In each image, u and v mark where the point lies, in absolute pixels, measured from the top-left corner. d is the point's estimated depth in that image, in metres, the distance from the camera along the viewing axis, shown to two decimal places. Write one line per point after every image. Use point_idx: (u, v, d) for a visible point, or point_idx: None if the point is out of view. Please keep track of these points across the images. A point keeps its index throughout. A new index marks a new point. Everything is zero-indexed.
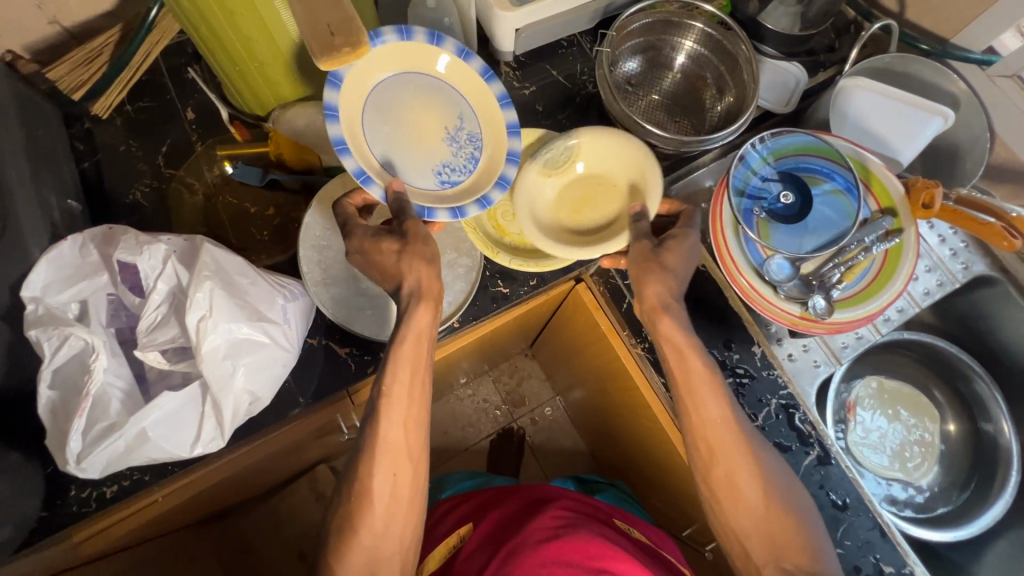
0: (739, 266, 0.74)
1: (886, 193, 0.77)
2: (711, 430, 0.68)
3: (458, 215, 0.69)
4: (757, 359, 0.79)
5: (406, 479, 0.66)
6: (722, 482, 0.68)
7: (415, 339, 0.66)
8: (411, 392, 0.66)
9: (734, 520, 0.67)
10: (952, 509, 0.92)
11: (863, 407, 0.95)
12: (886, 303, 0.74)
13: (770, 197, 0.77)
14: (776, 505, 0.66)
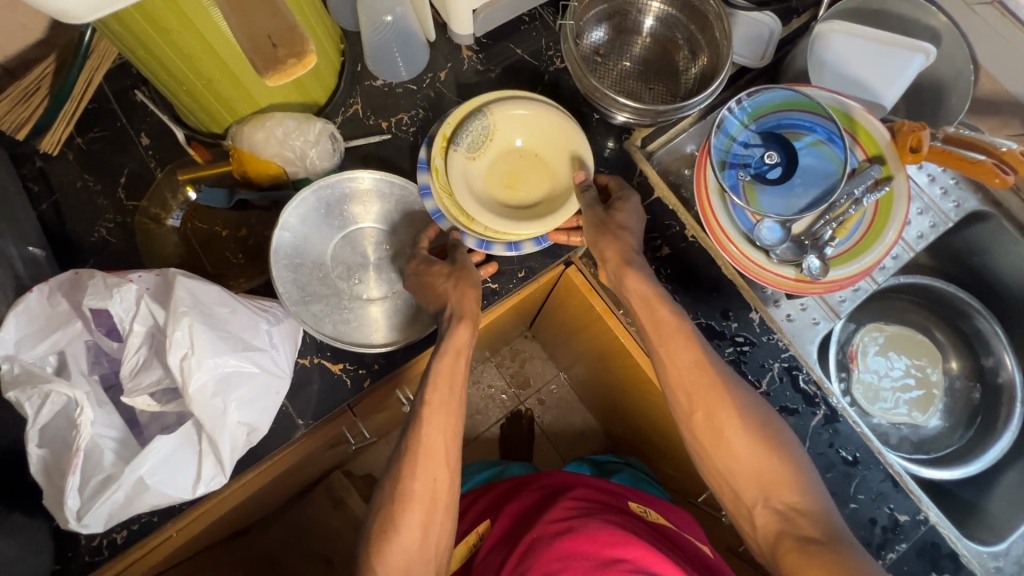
0: (729, 233, 0.73)
1: (875, 141, 0.74)
2: (685, 375, 0.68)
3: (513, 249, 0.75)
4: (757, 325, 0.78)
5: (443, 488, 0.66)
6: (703, 424, 0.67)
7: (450, 357, 0.68)
8: (446, 397, 0.68)
9: (725, 464, 0.66)
10: (959, 446, 0.92)
11: (865, 358, 0.95)
12: (881, 254, 0.72)
13: (755, 161, 0.75)
14: (762, 439, 0.65)
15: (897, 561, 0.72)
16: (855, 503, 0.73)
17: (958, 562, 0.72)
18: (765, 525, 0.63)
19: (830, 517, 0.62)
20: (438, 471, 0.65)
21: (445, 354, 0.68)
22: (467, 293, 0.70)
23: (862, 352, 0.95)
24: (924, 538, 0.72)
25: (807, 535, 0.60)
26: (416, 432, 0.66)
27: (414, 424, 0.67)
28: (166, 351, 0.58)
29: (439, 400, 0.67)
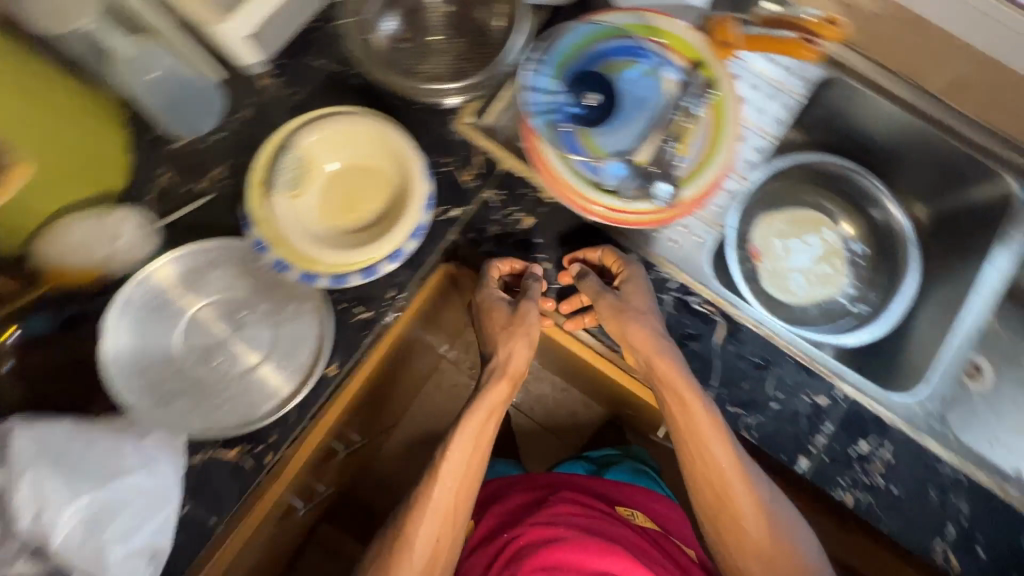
0: (581, 190, 0.69)
1: (690, 46, 0.72)
2: (711, 463, 0.70)
3: (371, 273, 0.70)
4: (638, 265, 0.76)
5: (458, 508, 0.73)
6: (718, 503, 0.72)
7: (484, 412, 0.74)
8: (469, 461, 0.73)
9: (742, 558, 0.72)
10: (876, 298, 0.98)
11: (767, 254, 0.98)
12: (727, 158, 0.71)
13: (576, 107, 0.72)
14: (789, 562, 0.71)
15: (828, 443, 0.73)
16: (775, 403, 0.74)
17: (882, 424, 0.74)
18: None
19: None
20: (456, 498, 0.72)
21: (501, 372, 0.76)
22: (524, 335, 0.74)
23: (763, 249, 0.99)
24: (846, 412, 0.74)
25: None
26: (439, 465, 0.72)
27: (439, 454, 0.73)
28: (10, 521, 0.54)
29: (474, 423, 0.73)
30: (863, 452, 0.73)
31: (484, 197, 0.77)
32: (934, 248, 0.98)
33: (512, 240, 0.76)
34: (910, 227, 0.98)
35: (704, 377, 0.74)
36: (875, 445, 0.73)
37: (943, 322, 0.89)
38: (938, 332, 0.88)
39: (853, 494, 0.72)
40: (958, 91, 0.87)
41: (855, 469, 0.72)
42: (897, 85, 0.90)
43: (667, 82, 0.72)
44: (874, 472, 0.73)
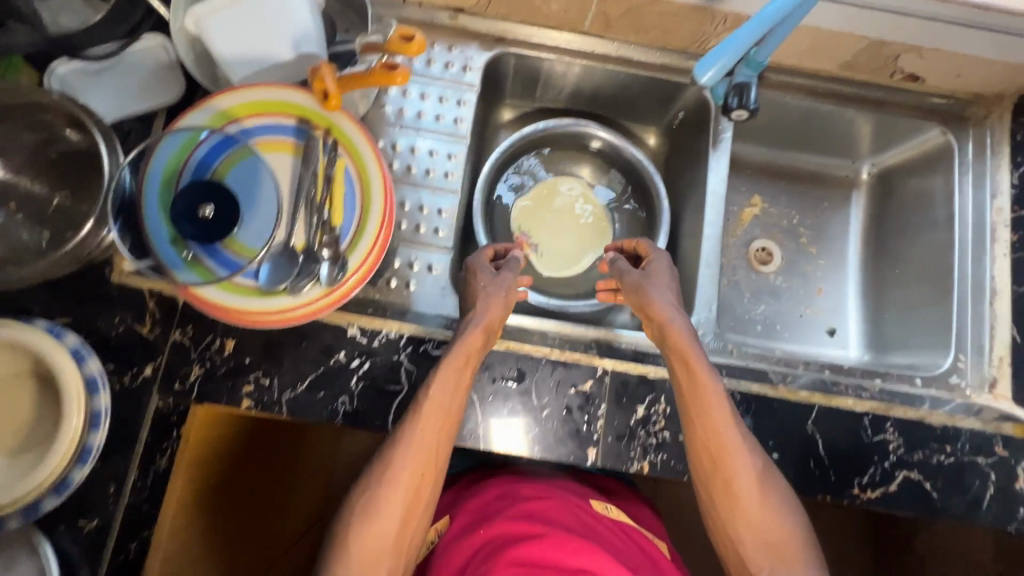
0: (260, 307, 0.63)
1: (294, 104, 0.67)
2: (715, 417, 0.67)
3: (68, 486, 0.62)
4: (361, 337, 0.72)
5: (426, 486, 0.67)
6: (715, 471, 0.67)
7: (463, 362, 0.68)
8: (423, 472, 0.66)
9: (732, 519, 0.67)
10: (638, 218, 1.02)
11: (532, 237, 1.00)
12: (386, 204, 0.66)
13: (195, 228, 0.61)
14: (768, 500, 0.66)
15: (607, 423, 0.72)
16: (545, 410, 0.72)
17: (649, 382, 0.74)
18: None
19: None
20: (425, 472, 0.66)
21: (456, 359, 0.68)
22: (475, 325, 0.70)
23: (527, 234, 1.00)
24: (614, 386, 0.73)
25: None
26: (407, 431, 0.66)
27: (409, 418, 0.67)
28: None
29: (453, 374, 0.67)
30: (642, 416, 0.73)
31: (174, 339, 0.70)
32: (676, 166, 1.00)
33: (222, 371, 0.69)
34: (625, 144, 0.99)
35: (467, 418, 0.71)
36: (650, 405, 0.73)
37: (696, 241, 0.91)
38: (696, 252, 0.90)
39: (647, 460, 0.72)
40: (611, 24, 0.85)
41: (640, 436, 0.72)
42: (565, 38, 0.89)
43: (268, 144, 0.66)
44: (658, 430, 0.73)
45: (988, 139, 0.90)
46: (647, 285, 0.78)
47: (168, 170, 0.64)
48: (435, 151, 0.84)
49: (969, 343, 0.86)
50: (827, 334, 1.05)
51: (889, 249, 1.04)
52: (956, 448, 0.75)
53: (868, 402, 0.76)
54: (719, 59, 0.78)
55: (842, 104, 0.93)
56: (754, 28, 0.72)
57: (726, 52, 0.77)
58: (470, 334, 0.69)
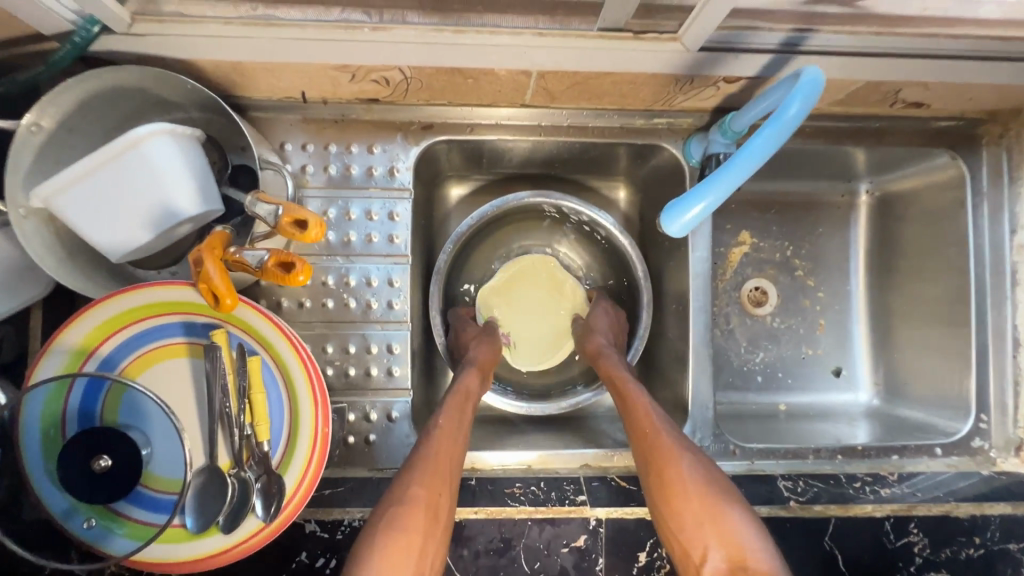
0: (199, 551, 0.55)
1: (162, 304, 0.55)
2: (643, 418, 0.66)
3: None
4: (321, 532, 0.64)
5: (441, 510, 0.59)
6: (652, 472, 0.63)
7: (462, 395, 0.70)
8: (444, 492, 0.60)
9: (670, 514, 0.60)
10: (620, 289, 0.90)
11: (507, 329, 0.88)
12: (317, 402, 0.57)
13: (89, 488, 0.50)
14: (709, 496, 0.60)
15: None
16: None
17: (648, 524, 0.67)
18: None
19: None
20: (440, 486, 0.60)
21: (454, 394, 0.70)
22: (468, 363, 0.75)
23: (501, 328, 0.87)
24: (610, 536, 0.67)
25: None
26: (424, 445, 0.63)
27: (422, 437, 0.64)
28: None
29: (456, 402, 0.68)
30: (645, 563, 0.66)
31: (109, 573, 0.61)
32: (652, 227, 0.88)
33: None
34: (598, 212, 0.82)
35: None
36: (652, 549, 0.67)
37: (683, 324, 0.81)
38: (684, 337, 0.80)
39: None
40: (556, 97, 0.70)
41: None
42: (505, 113, 0.75)
43: (141, 362, 0.56)
44: None
45: (1004, 163, 0.79)
46: (591, 329, 0.81)
47: (38, 428, 0.53)
48: (373, 278, 0.73)
49: (991, 402, 0.79)
50: (833, 376, 0.95)
51: (893, 280, 0.93)
52: (985, 538, 0.70)
53: (888, 503, 0.71)
54: (697, 204, 0.57)
55: (835, 141, 0.80)
56: (742, 168, 0.55)
57: (717, 191, 0.56)
58: (467, 371, 0.73)
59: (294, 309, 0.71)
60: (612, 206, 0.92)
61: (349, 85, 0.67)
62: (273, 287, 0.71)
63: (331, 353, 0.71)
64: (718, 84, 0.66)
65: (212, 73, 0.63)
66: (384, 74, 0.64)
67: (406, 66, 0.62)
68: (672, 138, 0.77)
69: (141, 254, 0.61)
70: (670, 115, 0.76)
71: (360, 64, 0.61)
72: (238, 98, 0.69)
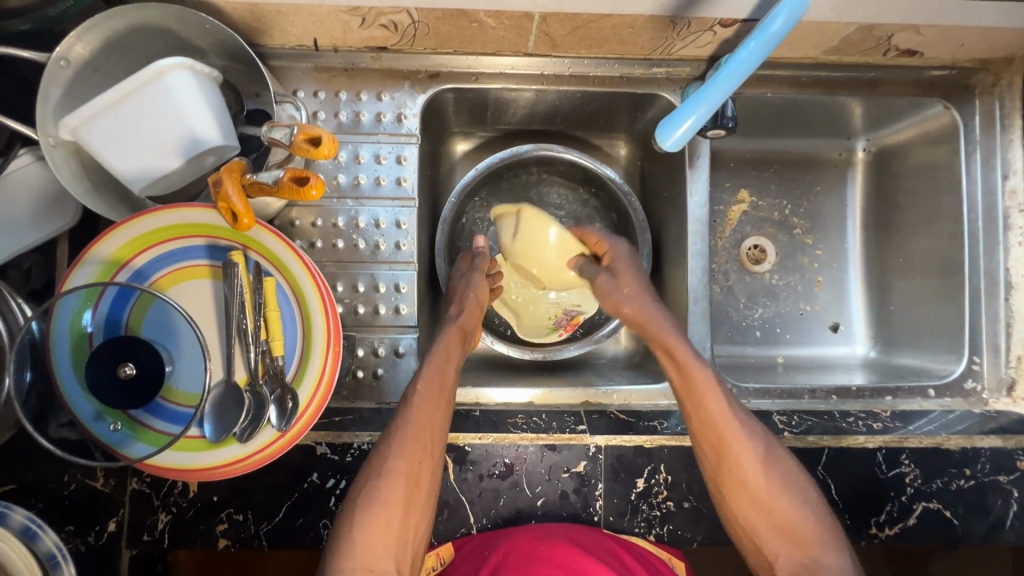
0: (217, 459, 0.58)
1: (184, 225, 0.58)
2: (716, 423, 0.65)
3: None
4: (331, 454, 0.67)
5: (423, 479, 0.61)
6: (734, 475, 0.64)
7: (458, 335, 0.72)
8: (419, 462, 0.61)
9: (744, 512, 0.64)
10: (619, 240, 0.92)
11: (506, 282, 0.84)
12: (327, 316, 0.60)
13: (117, 393, 0.53)
14: (785, 501, 0.63)
15: (606, 503, 0.68)
16: (540, 500, 0.68)
17: (646, 451, 0.69)
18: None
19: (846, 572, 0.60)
20: (423, 456, 0.61)
21: (451, 333, 0.72)
22: (451, 326, 0.73)
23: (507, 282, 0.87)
24: (609, 463, 0.69)
25: None
26: (402, 417, 0.63)
27: (402, 409, 0.64)
28: None
29: (437, 365, 0.67)
30: (643, 489, 0.69)
31: (133, 488, 0.65)
32: (653, 179, 0.90)
33: (190, 514, 0.65)
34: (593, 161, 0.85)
35: (458, 520, 0.67)
36: (650, 476, 0.69)
37: (682, 271, 0.83)
38: (682, 284, 0.83)
39: (653, 533, 0.69)
40: (558, 44, 0.73)
41: (643, 509, 0.69)
42: (509, 62, 0.77)
43: (164, 280, 0.59)
44: (661, 501, 0.69)
45: (996, 111, 0.81)
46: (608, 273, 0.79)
47: (67, 338, 0.57)
48: (381, 220, 0.75)
49: (983, 343, 0.81)
50: (831, 330, 0.97)
51: (891, 235, 0.95)
52: (976, 471, 0.72)
53: (880, 436, 0.72)
54: (688, 118, 0.63)
55: (830, 91, 0.83)
56: (729, 79, 0.60)
57: (704, 105, 0.62)
58: (447, 335, 0.72)
59: (306, 248, 0.74)
60: (613, 162, 0.94)
61: (359, 31, 0.69)
62: (285, 227, 0.74)
63: (341, 291, 0.74)
64: (715, 27, 0.69)
65: (229, 16, 0.66)
66: (393, 18, 0.67)
67: (414, 8, 0.64)
68: (670, 87, 0.79)
69: (162, 187, 0.64)
70: (668, 64, 0.78)
71: (370, 6, 0.64)
72: (255, 46, 0.73)
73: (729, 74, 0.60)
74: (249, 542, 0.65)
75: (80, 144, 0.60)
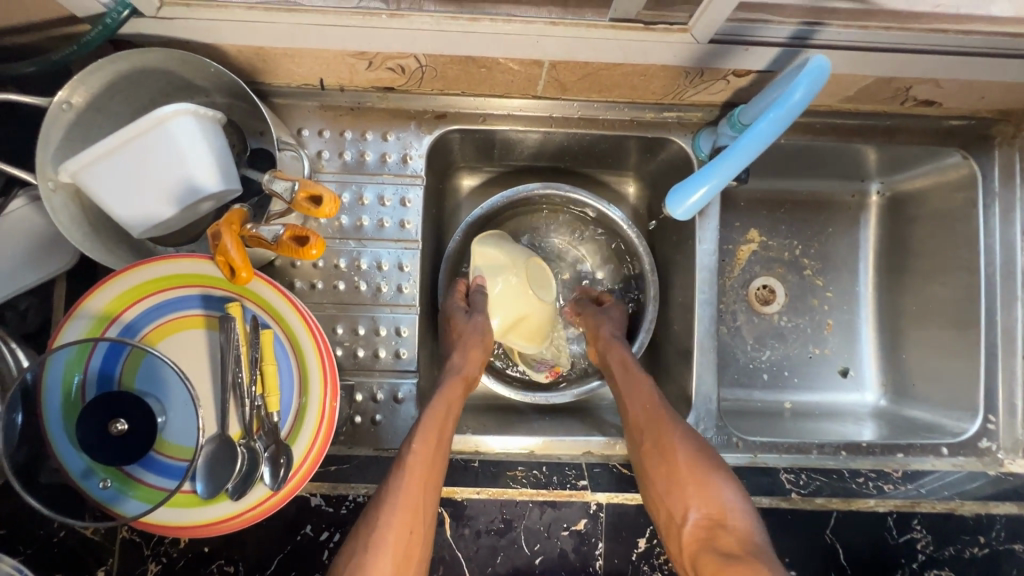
0: (209, 515, 0.57)
1: (182, 275, 0.57)
2: (634, 397, 0.71)
3: None
4: (326, 506, 0.65)
5: (415, 549, 0.59)
6: (651, 443, 0.66)
7: (462, 382, 0.72)
8: (410, 532, 0.58)
9: (659, 480, 0.64)
10: (627, 281, 0.91)
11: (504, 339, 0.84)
12: (325, 369, 0.59)
13: (108, 452, 0.52)
14: (698, 466, 0.63)
15: (607, 563, 0.67)
16: (538, 558, 0.66)
17: (648, 510, 0.68)
18: (689, 541, 0.60)
19: (752, 534, 0.59)
20: (414, 524, 0.59)
21: (452, 383, 0.71)
22: (456, 374, 0.73)
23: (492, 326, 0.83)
24: (610, 521, 0.67)
25: (728, 550, 0.57)
26: (395, 480, 0.60)
27: (394, 470, 0.61)
28: None
29: (435, 422, 0.65)
30: (644, 549, 0.67)
31: (123, 536, 0.63)
32: (661, 220, 0.89)
33: (180, 564, 0.63)
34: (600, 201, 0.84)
35: None
36: (652, 536, 0.67)
37: (689, 318, 0.81)
38: (689, 331, 0.81)
39: None
40: (567, 88, 0.72)
41: (644, 571, 0.67)
42: (518, 104, 0.76)
43: (160, 330, 0.58)
44: (663, 563, 0.67)
45: (1016, 163, 0.79)
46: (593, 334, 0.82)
47: (60, 390, 0.56)
48: (383, 262, 0.74)
49: (999, 402, 0.79)
50: (840, 376, 0.95)
51: (904, 281, 0.93)
52: (990, 538, 0.70)
53: (891, 499, 0.70)
54: (701, 188, 0.62)
55: (845, 137, 0.81)
56: (746, 153, 0.59)
57: (719, 177, 0.61)
58: (451, 382, 0.71)
59: (306, 290, 0.73)
60: (621, 200, 0.93)
61: (366, 73, 0.68)
62: (286, 268, 0.73)
63: (340, 334, 0.73)
64: (729, 77, 0.67)
65: (235, 58, 0.65)
66: (399, 62, 0.65)
67: (421, 54, 0.63)
68: (682, 132, 0.78)
69: (162, 231, 0.63)
70: (680, 109, 0.77)
71: (377, 51, 0.63)
72: (260, 84, 0.72)
73: (757, 135, 0.58)
74: None
75: (79, 188, 0.59)
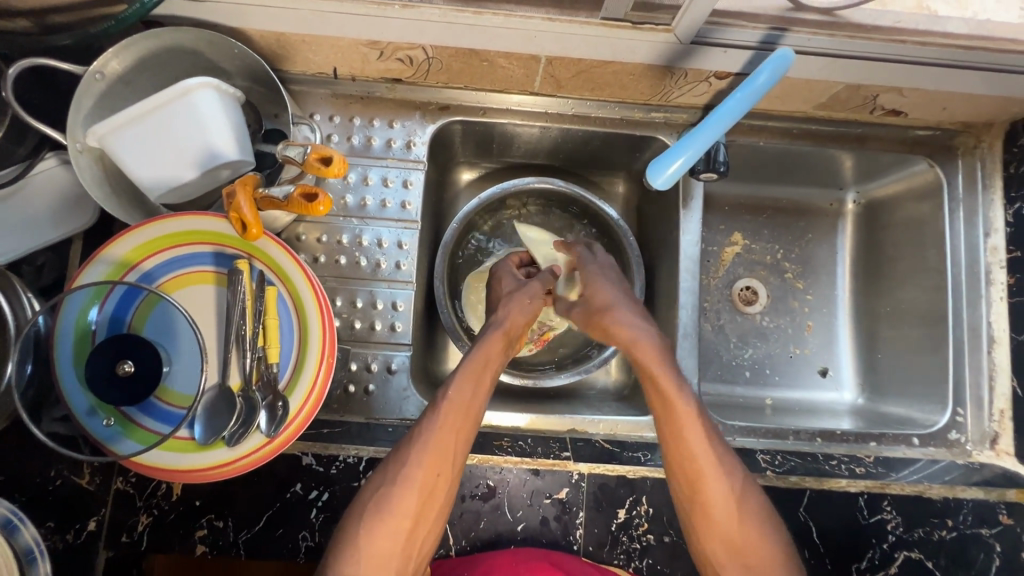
0: (203, 462, 0.59)
1: (197, 232, 0.61)
2: (684, 440, 0.66)
3: None
4: (316, 465, 0.67)
5: (437, 492, 0.62)
6: (695, 487, 0.64)
7: (501, 339, 0.74)
8: (436, 480, 0.62)
9: (703, 522, 0.64)
10: None
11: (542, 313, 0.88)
12: (324, 329, 0.62)
13: (113, 390, 0.54)
14: (740, 513, 0.64)
15: (587, 532, 0.68)
16: (520, 525, 0.68)
17: (629, 482, 0.70)
18: None
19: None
20: (440, 468, 0.62)
21: (495, 337, 0.74)
22: (497, 329, 0.75)
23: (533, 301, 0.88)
24: (591, 492, 0.69)
25: None
26: (427, 421, 0.64)
27: (429, 412, 0.66)
28: None
29: (471, 373, 0.69)
30: (623, 520, 0.69)
31: (117, 488, 0.65)
32: (649, 216, 0.93)
33: (171, 518, 0.65)
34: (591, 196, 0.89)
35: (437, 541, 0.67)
36: (632, 507, 0.69)
37: (673, 307, 0.85)
38: (673, 319, 0.85)
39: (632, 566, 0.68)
40: (562, 85, 0.78)
41: (623, 542, 0.68)
42: (516, 100, 0.82)
43: (171, 283, 0.61)
44: (641, 534, 0.69)
45: (978, 172, 0.85)
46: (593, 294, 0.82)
47: (71, 332, 0.59)
48: (384, 240, 0.78)
49: (967, 397, 0.82)
50: (820, 375, 0.98)
51: (879, 285, 0.97)
52: (957, 522, 0.72)
53: (862, 481, 0.73)
54: (678, 159, 0.69)
55: (820, 144, 0.87)
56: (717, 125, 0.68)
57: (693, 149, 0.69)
58: (493, 339, 0.74)
59: (309, 263, 0.77)
60: (611, 199, 0.98)
61: (376, 63, 0.74)
62: (291, 241, 0.77)
63: (339, 306, 0.76)
64: (709, 78, 0.73)
65: (257, 43, 0.71)
66: (408, 53, 0.71)
67: (429, 45, 0.69)
68: (668, 132, 0.84)
69: (178, 196, 0.68)
70: (667, 110, 0.83)
71: (389, 41, 0.69)
72: (277, 70, 0.77)
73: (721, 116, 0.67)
74: (227, 550, 0.65)
75: (104, 151, 0.63)
